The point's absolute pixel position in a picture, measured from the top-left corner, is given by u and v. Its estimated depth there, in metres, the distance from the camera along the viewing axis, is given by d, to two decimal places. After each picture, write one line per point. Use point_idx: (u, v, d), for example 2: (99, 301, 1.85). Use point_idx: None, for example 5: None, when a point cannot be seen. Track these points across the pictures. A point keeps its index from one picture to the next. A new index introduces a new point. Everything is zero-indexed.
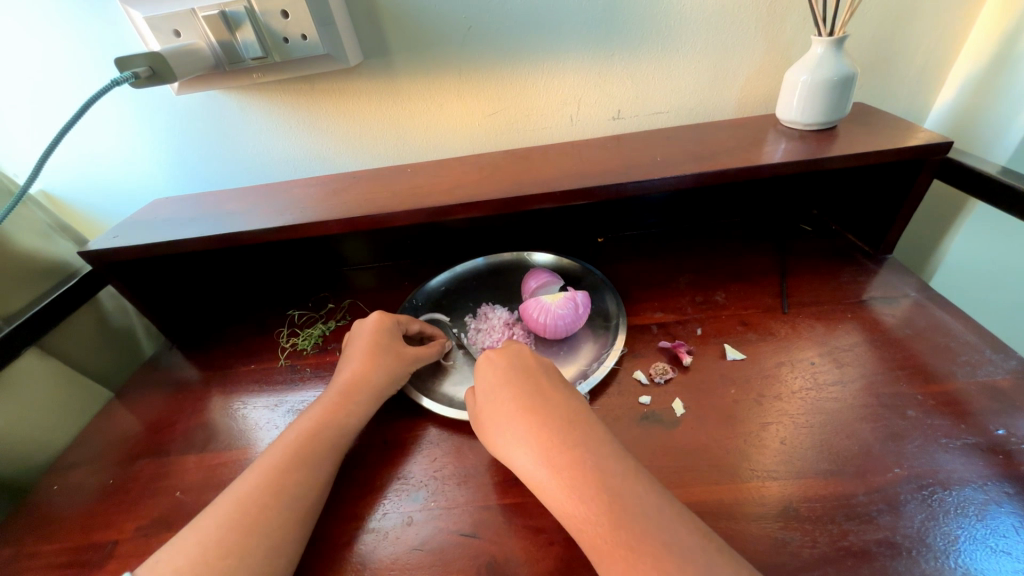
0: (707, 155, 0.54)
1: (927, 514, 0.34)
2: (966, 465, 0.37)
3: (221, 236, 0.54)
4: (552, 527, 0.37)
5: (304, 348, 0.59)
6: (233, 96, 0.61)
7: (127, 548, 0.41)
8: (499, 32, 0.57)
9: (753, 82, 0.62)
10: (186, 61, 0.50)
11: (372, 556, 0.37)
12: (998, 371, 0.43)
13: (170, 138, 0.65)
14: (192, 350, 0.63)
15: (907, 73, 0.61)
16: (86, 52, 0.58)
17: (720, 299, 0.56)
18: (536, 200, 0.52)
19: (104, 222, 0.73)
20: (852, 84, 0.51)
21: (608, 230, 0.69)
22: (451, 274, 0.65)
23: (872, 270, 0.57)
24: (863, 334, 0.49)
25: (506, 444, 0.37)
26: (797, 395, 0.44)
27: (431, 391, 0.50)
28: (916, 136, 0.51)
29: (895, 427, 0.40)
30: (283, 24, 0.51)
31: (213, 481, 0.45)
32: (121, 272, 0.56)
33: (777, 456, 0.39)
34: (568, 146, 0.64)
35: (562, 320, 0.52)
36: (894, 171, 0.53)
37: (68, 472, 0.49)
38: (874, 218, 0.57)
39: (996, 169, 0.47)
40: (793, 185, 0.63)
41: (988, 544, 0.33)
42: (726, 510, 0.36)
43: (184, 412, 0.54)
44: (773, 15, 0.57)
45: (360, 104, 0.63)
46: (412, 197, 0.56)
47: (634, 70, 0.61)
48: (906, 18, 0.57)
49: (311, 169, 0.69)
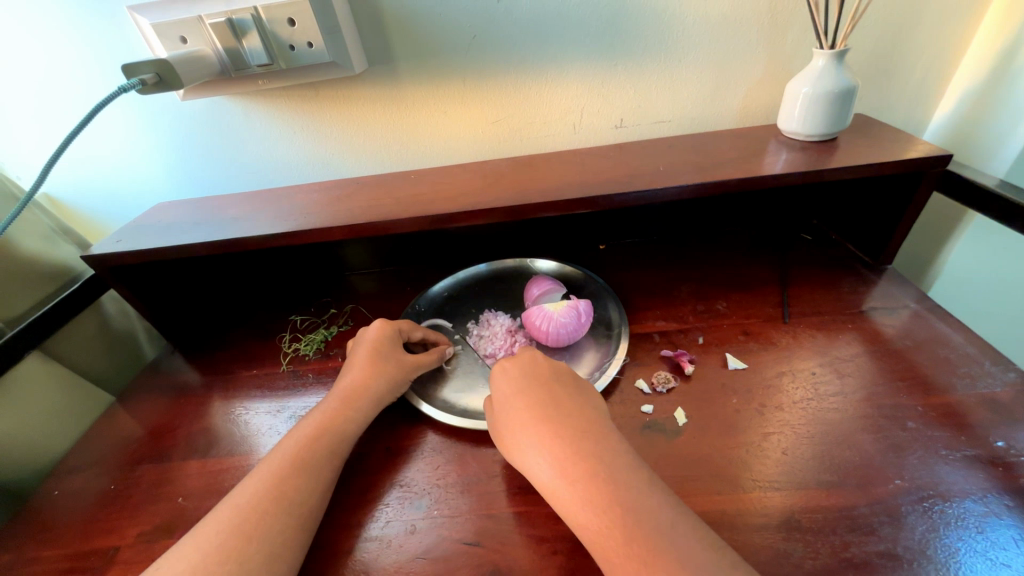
0: (708, 165, 0.55)
1: (928, 526, 0.35)
2: (967, 478, 0.37)
3: (224, 242, 0.54)
4: (555, 536, 0.37)
5: (306, 353, 0.59)
6: (238, 101, 0.61)
7: (128, 554, 0.41)
8: (503, 41, 0.58)
9: (754, 93, 0.63)
10: (192, 68, 0.50)
11: (374, 564, 0.37)
12: (997, 383, 0.44)
13: (174, 143, 0.65)
14: (194, 355, 0.63)
15: (907, 85, 0.62)
16: (92, 57, 0.58)
17: (721, 308, 0.56)
18: (539, 208, 0.52)
19: (107, 225, 0.73)
20: (853, 96, 0.52)
21: (610, 237, 0.69)
22: (454, 279, 0.65)
23: (872, 280, 0.57)
24: (863, 344, 0.49)
25: (522, 453, 0.37)
26: (798, 405, 0.44)
27: (433, 397, 0.50)
28: (916, 148, 0.51)
29: (896, 438, 0.41)
30: (290, 32, 0.51)
31: (214, 488, 0.45)
32: (125, 277, 0.56)
33: (779, 466, 0.40)
34: (570, 154, 0.64)
35: (564, 328, 0.52)
36: (895, 182, 0.53)
37: (69, 477, 0.49)
38: (875, 229, 0.58)
39: (995, 181, 0.48)
40: (794, 195, 0.64)
41: (989, 556, 0.33)
42: (728, 521, 0.36)
43: (185, 416, 0.54)
44: (775, 26, 0.57)
45: (363, 110, 0.63)
46: (416, 204, 0.56)
47: (636, 79, 0.61)
48: (906, 31, 0.57)
49: (315, 175, 0.69)
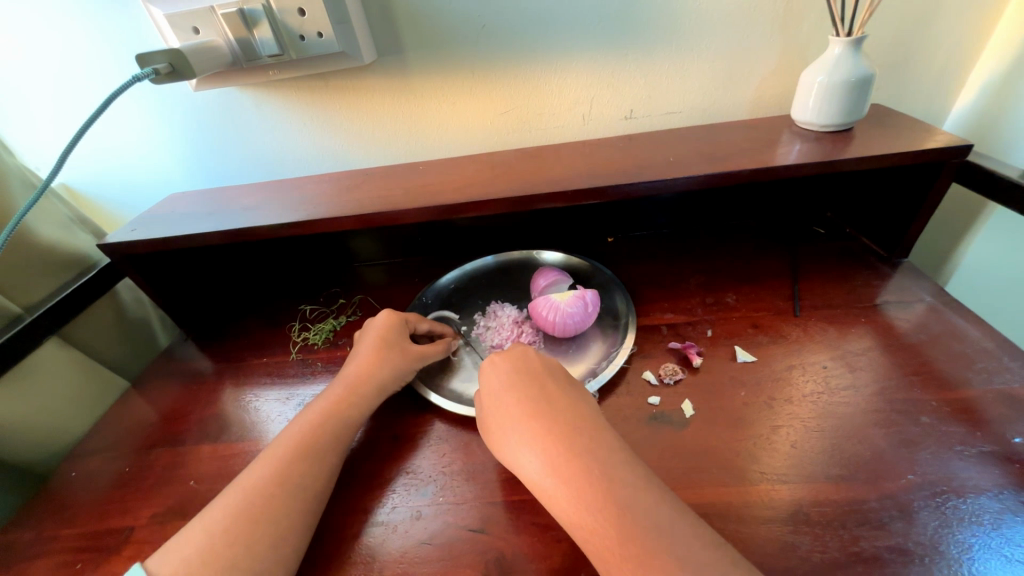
0: (719, 156, 0.54)
1: (940, 521, 0.34)
2: (981, 473, 0.36)
3: (234, 231, 0.55)
4: (560, 525, 0.37)
5: (315, 342, 0.59)
6: (248, 92, 0.62)
7: (143, 534, 0.42)
8: (512, 30, 0.58)
9: (768, 83, 0.62)
10: (204, 58, 0.50)
11: (380, 549, 0.37)
12: (1014, 379, 0.43)
13: (187, 134, 0.66)
14: (206, 342, 0.64)
15: (927, 74, 0.60)
16: (107, 49, 0.59)
17: (731, 301, 0.55)
18: (547, 198, 0.52)
19: (122, 215, 0.75)
20: (869, 85, 0.51)
21: (618, 229, 0.69)
22: (460, 271, 0.65)
23: (887, 273, 0.56)
24: (876, 338, 0.48)
25: (514, 451, 0.37)
26: (808, 399, 0.44)
27: (441, 387, 0.50)
28: (935, 138, 0.50)
29: (908, 433, 0.40)
30: (300, 21, 0.52)
31: (226, 471, 0.46)
32: (139, 265, 0.57)
33: (786, 460, 0.39)
34: (578, 145, 0.63)
35: (571, 318, 0.52)
36: (912, 175, 0.52)
37: (86, 459, 0.51)
38: (890, 221, 0.56)
39: (1017, 172, 0.46)
40: (807, 188, 0.62)
41: (1004, 553, 0.32)
42: (735, 513, 0.36)
43: (198, 402, 0.55)
44: (790, 14, 0.56)
45: (372, 101, 0.63)
46: (423, 195, 0.56)
47: (646, 69, 0.60)
48: (926, 18, 0.56)
49: (324, 166, 0.70)
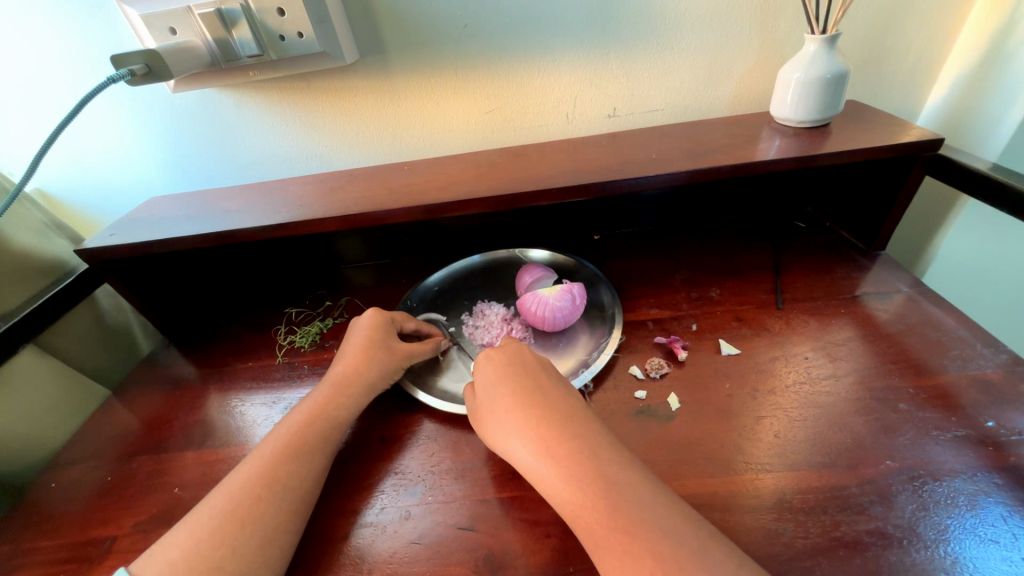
0: (701, 152, 0.55)
1: (917, 504, 0.35)
2: (957, 457, 0.37)
3: (216, 235, 0.54)
4: (550, 520, 0.37)
5: (302, 345, 0.59)
6: (229, 93, 0.61)
7: (127, 544, 0.41)
8: (494, 29, 0.58)
9: (747, 80, 0.63)
10: (182, 59, 0.50)
11: (370, 549, 0.37)
12: (988, 365, 0.44)
13: (166, 136, 0.65)
14: (190, 348, 0.63)
15: (900, 71, 0.62)
16: (81, 49, 0.58)
17: (715, 295, 0.56)
18: (532, 197, 0.52)
19: (100, 220, 0.73)
20: (844, 82, 0.52)
21: (604, 227, 0.69)
22: (445, 271, 0.65)
23: (865, 266, 0.57)
24: (856, 329, 0.49)
25: (505, 438, 0.37)
26: (790, 389, 0.45)
27: (430, 386, 0.50)
28: (910, 133, 0.51)
29: (887, 420, 0.41)
30: (280, 21, 0.51)
31: (210, 478, 0.45)
32: (118, 271, 0.56)
33: (771, 449, 0.40)
34: (563, 143, 0.64)
35: (560, 312, 0.52)
36: (886, 168, 0.53)
37: (67, 469, 0.49)
38: (867, 214, 0.58)
39: (987, 165, 0.48)
40: (786, 183, 0.64)
41: (978, 533, 0.33)
42: (721, 503, 0.37)
43: (182, 409, 0.54)
44: (767, 12, 0.57)
45: (357, 101, 0.63)
46: (409, 195, 0.56)
47: (629, 67, 0.61)
48: (897, 17, 0.57)
49: (309, 167, 0.69)
